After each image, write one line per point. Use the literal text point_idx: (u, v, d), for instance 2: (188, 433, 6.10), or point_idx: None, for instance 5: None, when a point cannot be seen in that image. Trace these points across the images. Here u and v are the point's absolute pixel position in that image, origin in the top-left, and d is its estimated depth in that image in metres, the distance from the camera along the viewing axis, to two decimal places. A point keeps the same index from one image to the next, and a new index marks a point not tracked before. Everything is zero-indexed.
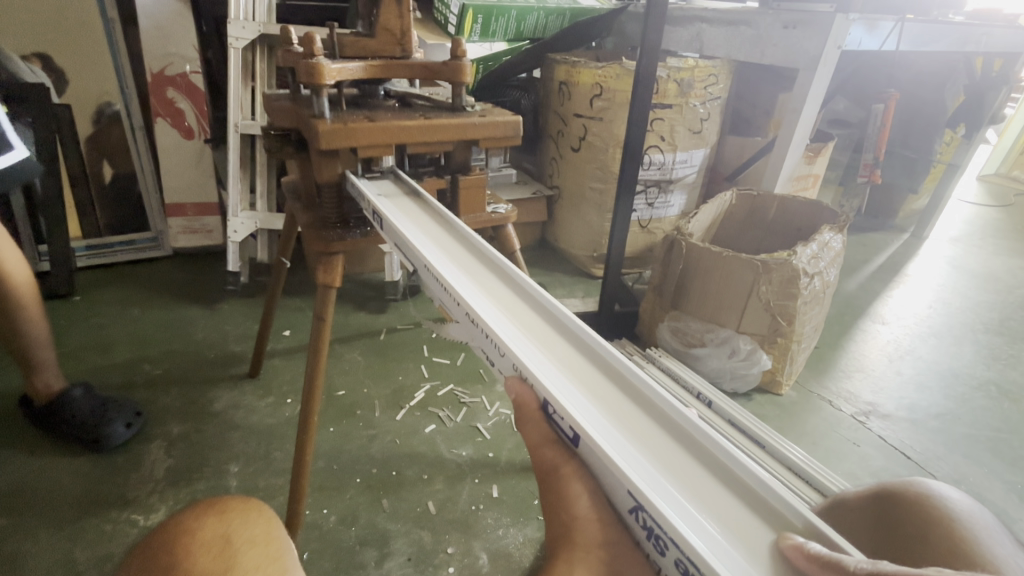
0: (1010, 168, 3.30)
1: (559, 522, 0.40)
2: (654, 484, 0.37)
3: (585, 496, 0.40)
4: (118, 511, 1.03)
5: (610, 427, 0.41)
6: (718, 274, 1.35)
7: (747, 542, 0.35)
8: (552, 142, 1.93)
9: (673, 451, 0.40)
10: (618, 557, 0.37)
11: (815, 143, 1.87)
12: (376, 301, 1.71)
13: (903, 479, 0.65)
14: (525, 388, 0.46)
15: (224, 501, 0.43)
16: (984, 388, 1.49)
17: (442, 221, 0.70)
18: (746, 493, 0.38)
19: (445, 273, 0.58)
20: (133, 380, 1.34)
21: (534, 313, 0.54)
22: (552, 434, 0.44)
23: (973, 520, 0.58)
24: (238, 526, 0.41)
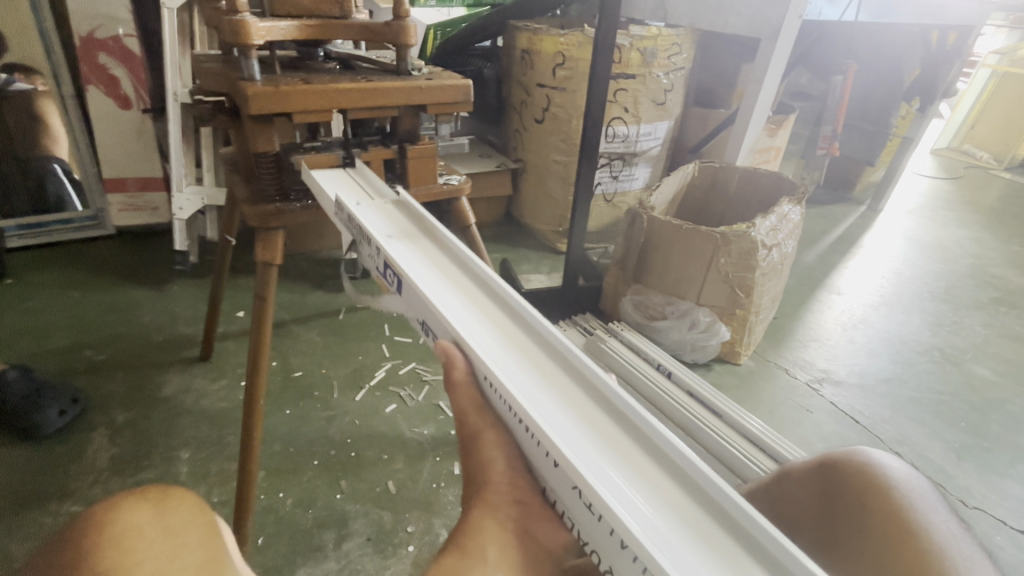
0: (961, 142, 3.42)
1: (474, 476, 0.43)
2: (582, 453, 0.37)
3: (503, 457, 0.43)
4: (57, 503, 0.98)
5: (542, 396, 0.42)
6: (680, 247, 1.35)
7: (675, 506, 0.35)
8: (515, 114, 1.88)
9: (606, 421, 0.40)
10: (529, 512, 0.41)
11: (777, 115, 1.88)
12: (335, 279, 1.66)
13: (848, 448, 0.65)
14: (459, 354, 0.47)
15: (142, 490, 0.39)
16: (929, 354, 1.56)
17: (395, 200, 0.70)
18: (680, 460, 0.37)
19: (391, 248, 0.58)
20: (74, 366, 1.27)
21: (477, 284, 0.53)
22: (482, 399, 0.46)
23: (911, 488, 0.59)
24: (158, 516, 0.37)
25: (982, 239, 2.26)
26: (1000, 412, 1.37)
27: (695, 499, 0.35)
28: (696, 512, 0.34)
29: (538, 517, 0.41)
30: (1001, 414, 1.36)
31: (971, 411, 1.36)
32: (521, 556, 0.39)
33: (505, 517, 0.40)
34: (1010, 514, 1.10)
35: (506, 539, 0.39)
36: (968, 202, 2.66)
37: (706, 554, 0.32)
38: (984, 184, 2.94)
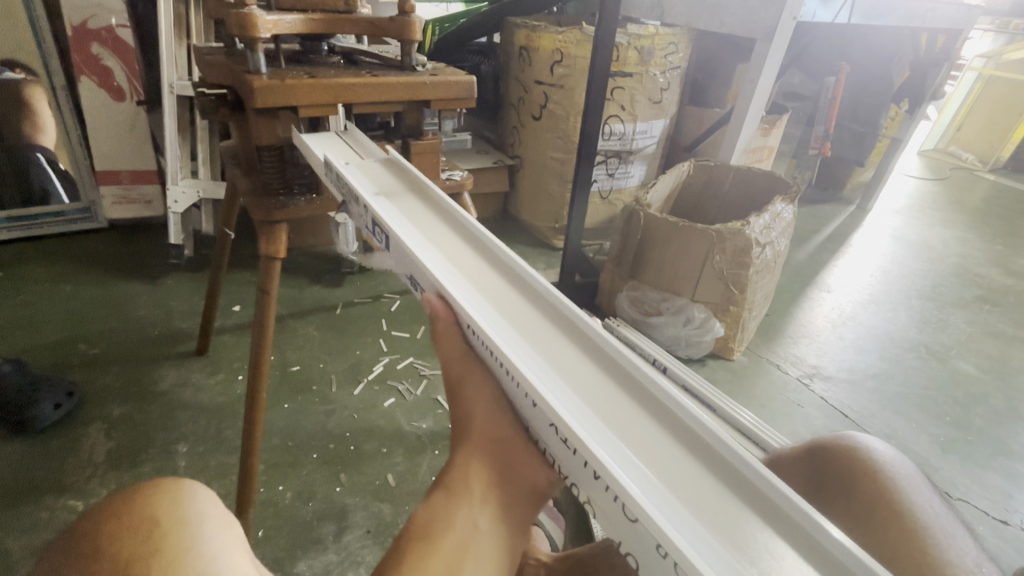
0: (948, 144, 3.49)
1: (459, 420, 0.45)
2: (563, 399, 0.39)
3: (485, 401, 0.45)
4: (54, 497, 0.98)
5: (527, 350, 0.43)
6: (676, 244, 1.36)
7: (655, 450, 0.37)
8: (512, 111, 1.89)
9: (585, 369, 0.42)
10: (509, 448, 0.43)
11: (770, 115, 1.91)
12: (332, 274, 1.66)
13: (838, 434, 0.67)
14: (441, 304, 0.48)
15: (171, 480, 0.38)
16: (916, 350, 1.60)
17: (383, 159, 0.71)
18: (661, 410, 0.39)
19: (378, 208, 0.59)
20: (67, 360, 1.26)
21: (464, 246, 0.54)
22: (466, 349, 0.47)
23: (898, 471, 0.61)
24: (178, 506, 0.36)
25: (967, 239, 2.32)
26: (983, 407, 1.41)
27: (676, 444, 0.37)
28: (676, 455, 0.36)
29: (518, 452, 0.43)
30: (984, 409, 1.40)
31: (955, 406, 1.40)
32: (501, 490, 0.42)
33: (485, 454, 0.43)
34: (992, 504, 1.14)
35: (488, 475, 0.42)
36: (954, 203, 2.71)
37: (683, 493, 0.34)
38: (969, 185, 3.01)
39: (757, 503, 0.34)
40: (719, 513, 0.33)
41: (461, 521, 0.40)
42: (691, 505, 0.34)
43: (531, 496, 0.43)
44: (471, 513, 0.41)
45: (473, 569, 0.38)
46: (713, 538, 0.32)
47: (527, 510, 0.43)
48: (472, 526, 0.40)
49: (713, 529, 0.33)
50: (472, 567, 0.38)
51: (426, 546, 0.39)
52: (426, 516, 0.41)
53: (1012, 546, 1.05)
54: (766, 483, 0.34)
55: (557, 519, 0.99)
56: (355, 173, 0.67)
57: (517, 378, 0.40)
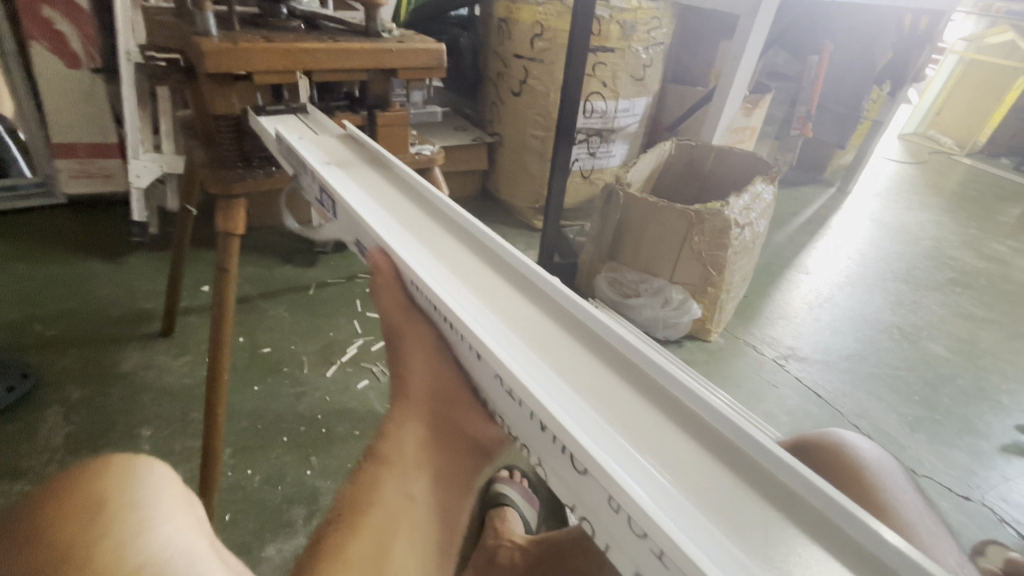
0: (927, 128, 3.52)
1: (400, 378, 0.47)
2: (510, 352, 0.39)
3: (426, 357, 0.46)
4: (8, 483, 0.94)
5: (473, 304, 0.43)
6: (655, 224, 1.35)
7: (631, 419, 0.35)
8: (492, 86, 1.84)
9: (533, 322, 0.42)
10: (448, 404, 0.46)
11: (753, 95, 1.89)
12: (304, 254, 1.61)
13: (823, 430, 0.67)
14: (386, 260, 0.49)
15: (118, 454, 0.31)
16: (889, 332, 1.62)
17: (342, 134, 0.67)
18: (637, 379, 0.38)
19: (331, 177, 0.57)
20: (23, 341, 1.21)
21: (414, 208, 0.54)
22: (407, 303, 0.49)
23: (880, 469, 0.62)
24: (131, 489, 0.29)
25: (942, 222, 2.34)
26: (951, 387, 1.44)
27: (656, 413, 0.36)
28: (653, 425, 0.35)
29: (462, 415, 0.45)
30: (952, 389, 1.43)
31: (925, 386, 1.43)
32: (440, 443, 0.45)
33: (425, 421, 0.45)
34: (956, 481, 1.17)
35: (424, 441, 0.44)
36: (931, 186, 2.75)
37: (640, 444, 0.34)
38: (946, 169, 3.04)
39: (717, 448, 0.34)
40: (702, 482, 0.32)
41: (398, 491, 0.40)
42: (669, 476, 0.32)
43: (471, 456, 0.47)
44: (407, 480, 0.41)
45: (408, 538, 0.39)
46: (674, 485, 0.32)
47: (464, 469, 0.46)
48: (407, 491, 0.41)
49: (700, 504, 0.31)
50: (407, 537, 0.39)
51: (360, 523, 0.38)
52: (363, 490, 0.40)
53: (974, 521, 1.09)
54: (753, 448, 0.33)
55: (529, 499, 0.99)
56: (309, 143, 0.64)
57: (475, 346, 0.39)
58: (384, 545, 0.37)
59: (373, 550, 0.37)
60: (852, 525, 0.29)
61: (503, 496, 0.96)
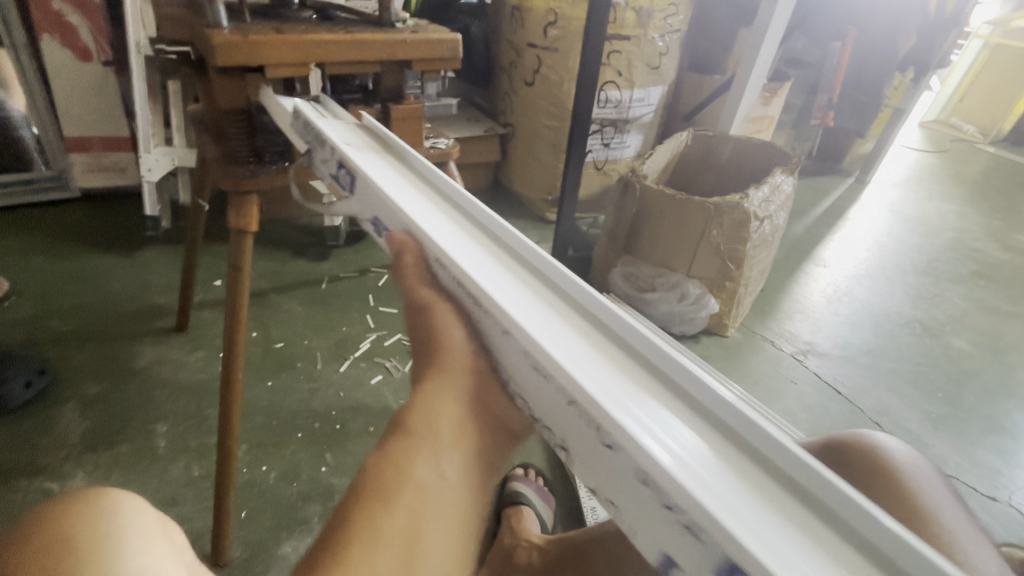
0: (949, 116, 3.42)
1: (429, 354, 0.43)
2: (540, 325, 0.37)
3: (458, 332, 0.44)
4: (28, 479, 0.95)
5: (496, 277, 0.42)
6: (671, 217, 1.32)
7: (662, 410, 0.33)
8: (504, 75, 1.81)
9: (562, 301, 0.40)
10: (483, 388, 0.42)
11: (772, 83, 1.84)
12: (316, 248, 1.60)
13: (856, 433, 0.64)
14: (405, 236, 0.49)
15: (93, 487, 0.32)
16: (910, 326, 1.58)
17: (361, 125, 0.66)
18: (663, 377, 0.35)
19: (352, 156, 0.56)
20: (40, 337, 1.21)
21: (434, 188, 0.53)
22: (431, 281, 0.47)
23: (918, 476, 0.59)
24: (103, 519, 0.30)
25: (965, 213, 2.28)
26: (975, 383, 1.40)
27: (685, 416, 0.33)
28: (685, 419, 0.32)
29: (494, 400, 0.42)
30: (976, 385, 1.40)
31: (948, 382, 1.39)
32: (475, 434, 0.40)
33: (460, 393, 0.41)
34: (980, 481, 1.14)
35: (457, 418, 0.40)
36: (954, 175, 2.68)
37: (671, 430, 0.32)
38: (969, 157, 2.96)
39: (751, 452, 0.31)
40: (736, 477, 0.29)
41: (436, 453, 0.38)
42: (709, 463, 0.30)
43: (499, 437, 0.42)
44: (435, 459, 0.37)
45: (434, 522, 0.35)
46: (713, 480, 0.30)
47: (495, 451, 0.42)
48: (438, 474, 0.37)
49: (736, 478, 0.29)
50: (436, 517, 0.36)
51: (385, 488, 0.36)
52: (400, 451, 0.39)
53: (998, 522, 1.06)
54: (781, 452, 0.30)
55: (545, 498, 0.98)
56: (330, 121, 0.64)
57: (509, 326, 0.37)
58: (409, 532, 0.34)
59: (393, 540, 0.34)
60: (909, 556, 0.27)
61: (519, 495, 0.95)
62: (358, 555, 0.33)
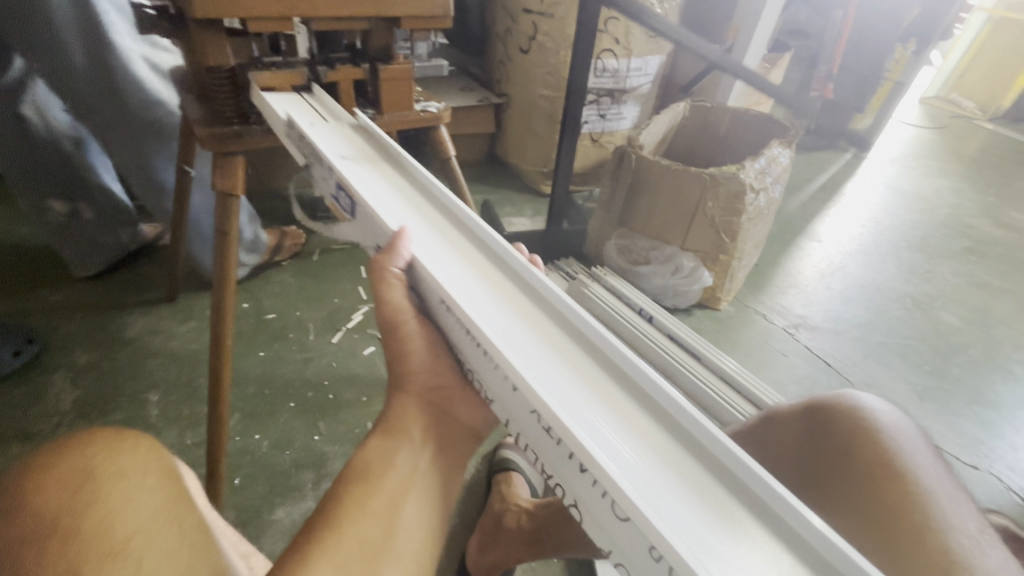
0: (949, 92, 3.40)
1: (397, 369, 0.48)
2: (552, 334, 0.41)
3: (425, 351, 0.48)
4: (20, 446, 0.94)
5: (497, 313, 0.42)
6: (667, 188, 1.31)
7: (648, 417, 0.36)
8: (499, 43, 1.76)
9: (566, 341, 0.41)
10: (450, 398, 0.48)
11: (772, 54, 1.80)
12: (308, 219, 1.58)
13: (837, 393, 0.65)
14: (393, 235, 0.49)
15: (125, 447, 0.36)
16: (901, 301, 1.59)
17: (354, 125, 0.66)
18: (634, 384, 0.38)
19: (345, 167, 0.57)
20: (28, 306, 1.20)
21: (436, 209, 0.54)
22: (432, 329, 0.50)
23: (899, 434, 0.59)
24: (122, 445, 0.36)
25: (960, 189, 2.28)
26: (962, 355, 1.42)
27: (651, 417, 0.36)
28: (668, 419, 0.36)
29: (459, 401, 0.49)
30: (963, 357, 1.42)
31: (936, 355, 1.41)
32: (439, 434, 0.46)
33: (425, 406, 0.47)
34: (963, 450, 1.16)
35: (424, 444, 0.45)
36: (950, 151, 2.67)
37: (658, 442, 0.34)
38: (967, 133, 2.94)
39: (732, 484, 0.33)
40: (695, 484, 0.32)
41: (374, 518, 0.39)
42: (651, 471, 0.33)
43: (460, 441, 0.48)
44: (411, 456, 0.44)
45: (411, 507, 0.41)
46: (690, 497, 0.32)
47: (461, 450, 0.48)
48: (413, 467, 0.43)
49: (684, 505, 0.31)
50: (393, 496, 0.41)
51: (358, 496, 0.40)
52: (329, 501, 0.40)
53: (977, 487, 1.09)
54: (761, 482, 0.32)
55: (537, 466, 0.99)
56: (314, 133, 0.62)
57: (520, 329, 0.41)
58: (388, 515, 0.40)
59: (380, 517, 0.40)
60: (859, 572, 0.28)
61: (509, 461, 0.96)
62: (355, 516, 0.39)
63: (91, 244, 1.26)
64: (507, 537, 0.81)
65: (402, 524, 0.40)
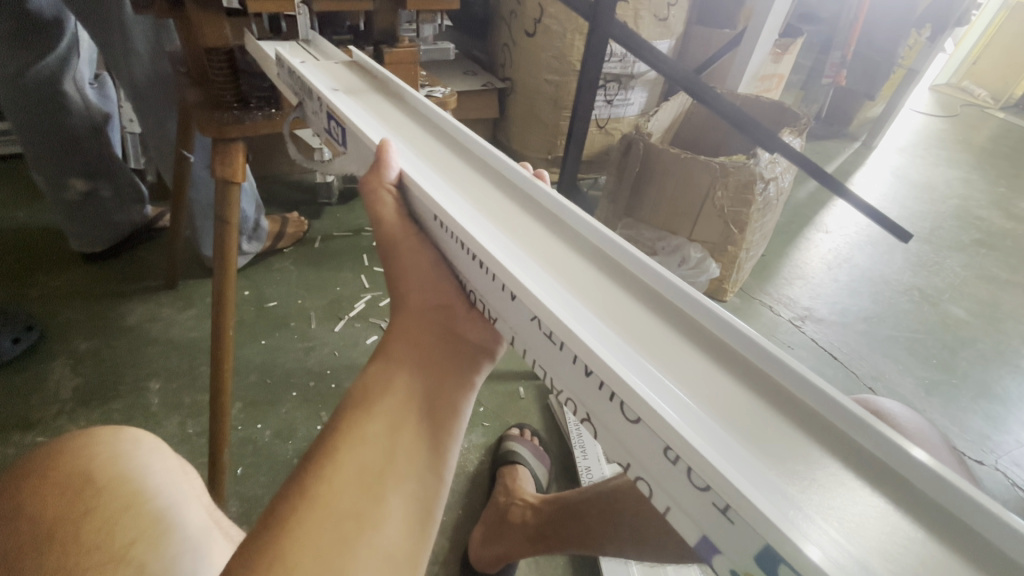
0: (961, 79, 3.33)
1: (397, 295, 0.48)
2: (578, 269, 0.39)
3: (423, 274, 0.47)
4: (20, 434, 0.93)
5: (518, 251, 0.39)
6: (676, 177, 1.28)
7: (696, 346, 0.34)
8: (504, 26, 1.72)
9: (602, 277, 0.38)
10: (451, 315, 0.46)
11: (784, 39, 1.75)
12: (308, 206, 1.56)
13: (863, 398, 0.66)
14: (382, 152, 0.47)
15: (112, 442, 0.50)
16: (909, 293, 1.57)
17: (347, 62, 0.65)
18: (688, 319, 0.36)
19: (339, 101, 0.55)
20: (26, 292, 1.18)
21: (439, 143, 0.52)
22: (434, 255, 0.48)
23: (924, 439, 0.60)
24: (119, 455, 0.49)
25: (970, 179, 2.25)
26: (970, 350, 1.41)
27: (693, 342, 0.34)
28: (695, 330, 0.35)
29: (464, 323, 0.47)
30: (971, 351, 1.40)
31: (943, 349, 1.40)
32: (444, 352, 0.44)
33: (427, 327, 0.45)
34: (970, 445, 1.16)
35: (417, 364, 0.42)
36: (960, 141, 2.63)
37: (717, 388, 0.32)
38: (978, 122, 2.90)
39: (815, 425, 0.30)
40: (772, 428, 0.30)
41: (373, 445, 0.37)
42: (701, 405, 0.30)
43: (465, 356, 0.46)
44: (407, 377, 0.41)
45: (410, 431, 0.39)
46: (752, 450, 0.29)
47: (468, 365, 0.46)
48: (410, 390, 0.41)
49: (731, 428, 0.30)
50: (388, 418, 0.39)
51: (350, 427, 0.38)
52: (325, 436, 0.38)
53: (983, 483, 1.09)
54: (804, 386, 0.31)
55: (540, 456, 0.98)
56: (308, 71, 0.60)
57: (539, 259, 0.39)
58: (388, 434, 0.38)
59: (378, 438, 0.38)
60: (977, 516, 0.26)
61: (514, 453, 0.95)
62: (350, 443, 0.37)
63: (104, 222, 1.25)
64: (513, 530, 0.80)
65: (400, 448, 0.38)
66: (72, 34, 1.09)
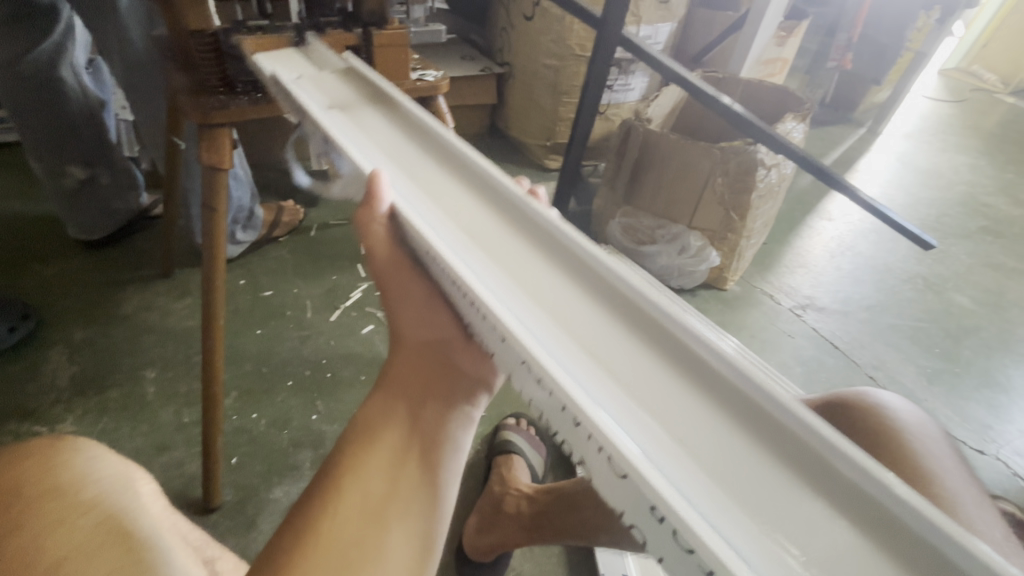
0: (970, 63, 3.26)
1: (397, 328, 0.49)
2: (563, 293, 0.37)
3: (417, 307, 0.47)
4: (16, 423, 0.93)
5: (494, 278, 0.38)
6: (676, 163, 1.26)
7: (682, 373, 0.32)
8: (503, 9, 1.69)
9: (586, 298, 0.36)
10: (446, 349, 0.47)
11: (789, 21, 1.71)
12: (304, 194, 1.54)
13: (858, 390, 0.65)
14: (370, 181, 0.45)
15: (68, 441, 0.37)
16: (913, 282, 1.55)
17: (343, 66, 0.62)
18: (675, 341, 0.33)
19: (325, 117, 0.53)
20: (22, 281, 1.18)
21: (429, 155, 0.50)
22: (426, 284, 0.47)
23: (918, 434, 0.58)
24: (71, 463, 0.35)
25: (978, 166, 2.21)
26: (973, 339, 1.39)
27: (679, 369, 0.32)
28: (694, 364, 0.32)
29: (461, 353, 0.47)
30: (975, 341, 1.39)
31: (946, 338, 1.38)
32: (440, 386, 0.45)
33: (423, 358, 0.46)
34: (970, 435, 1.15)
35: (415, 402, 0.43)
36: (968, 126, 2.58)
37: (702, 420, 0.30)
38: (987, 107, 2.84)
39: (799, 456, 0.28)
40: (753, 464, 0.28)
41: (372, 478, 0.37)
42: (680, 441, 0.29)
43: (461, 390, 0.46)
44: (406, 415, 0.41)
45: (407, 470, 0.39)
46: (727, 488, 0.28)
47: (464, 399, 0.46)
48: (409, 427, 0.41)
49: (708, 465, 0.29)
50: (385, 455, 0.39)
51: (348, 464, 0.38)
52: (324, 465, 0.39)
53: (983, 473, 1.08)
54: (803, 426, 0.28)
55: (537, 446, 0.97)
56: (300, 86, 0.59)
57: (523, 286, 0.37)
58: (385, 475, 0.38)
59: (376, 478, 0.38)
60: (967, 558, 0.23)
61: (510, 444, 0.95)
62: (349, 480, 0.37)
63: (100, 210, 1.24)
64: (508, 521, 0.80)
65: (398, 487, 0.38)
66: (67, 20, 1.08)
